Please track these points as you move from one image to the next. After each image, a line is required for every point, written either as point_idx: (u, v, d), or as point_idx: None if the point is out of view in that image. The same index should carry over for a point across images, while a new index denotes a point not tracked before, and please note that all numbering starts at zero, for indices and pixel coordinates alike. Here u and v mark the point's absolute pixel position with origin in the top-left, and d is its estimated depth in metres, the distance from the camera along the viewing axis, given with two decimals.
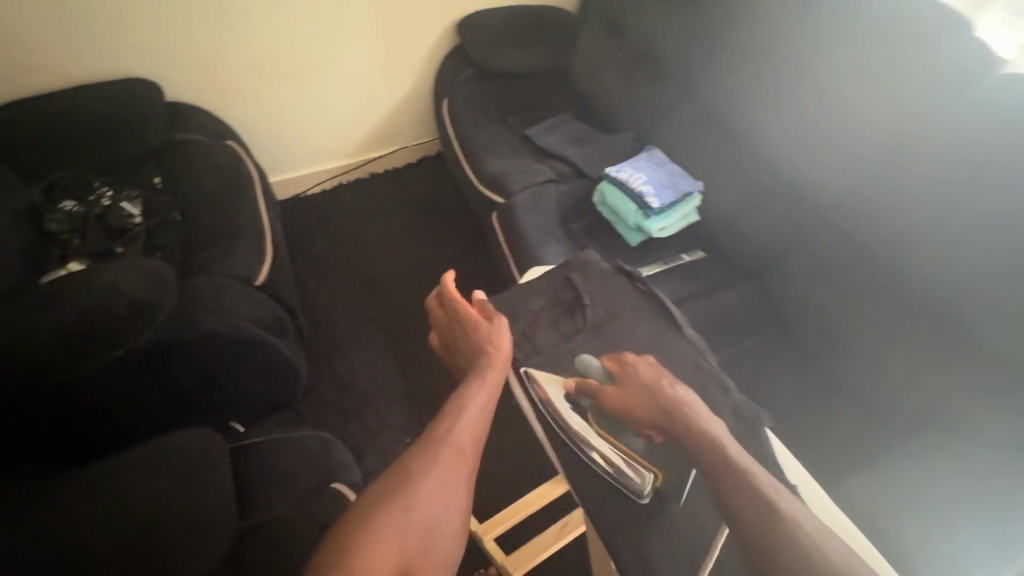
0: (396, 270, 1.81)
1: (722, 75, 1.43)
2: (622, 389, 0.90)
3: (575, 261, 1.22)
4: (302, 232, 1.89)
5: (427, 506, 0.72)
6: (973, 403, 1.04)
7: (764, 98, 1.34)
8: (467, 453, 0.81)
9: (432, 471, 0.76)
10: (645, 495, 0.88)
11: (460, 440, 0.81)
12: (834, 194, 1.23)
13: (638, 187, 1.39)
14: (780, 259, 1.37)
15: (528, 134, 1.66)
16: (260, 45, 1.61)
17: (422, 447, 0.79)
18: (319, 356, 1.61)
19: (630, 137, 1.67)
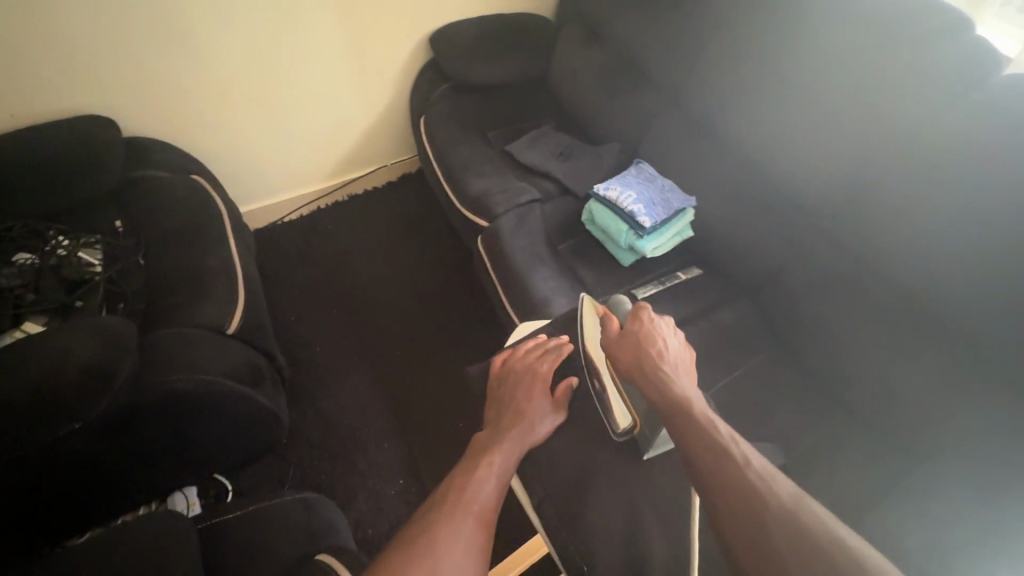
0: (380, 298, 1.74)
1: (709, 83, 1.36)
2: (621, 337, 0.95)
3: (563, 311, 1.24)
4: (279, 264, 1.81)
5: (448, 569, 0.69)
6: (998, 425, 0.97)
7: (755, 105, 1.27)
8: (487, 515, 0.79)
9: (448, 536, 0.73)
10: (617, 435, 1.03)
11: (479, 501, 0.80)
12: (834, 204, 1.17)
13: (628, 206, 1.32)
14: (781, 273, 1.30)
15: (510, 151, 1.59)
16: (221, 70, 1.52)
17: (441, 507, 0.78)
18: (304, 398, 1.54)
19: (617, 149, 1.61)
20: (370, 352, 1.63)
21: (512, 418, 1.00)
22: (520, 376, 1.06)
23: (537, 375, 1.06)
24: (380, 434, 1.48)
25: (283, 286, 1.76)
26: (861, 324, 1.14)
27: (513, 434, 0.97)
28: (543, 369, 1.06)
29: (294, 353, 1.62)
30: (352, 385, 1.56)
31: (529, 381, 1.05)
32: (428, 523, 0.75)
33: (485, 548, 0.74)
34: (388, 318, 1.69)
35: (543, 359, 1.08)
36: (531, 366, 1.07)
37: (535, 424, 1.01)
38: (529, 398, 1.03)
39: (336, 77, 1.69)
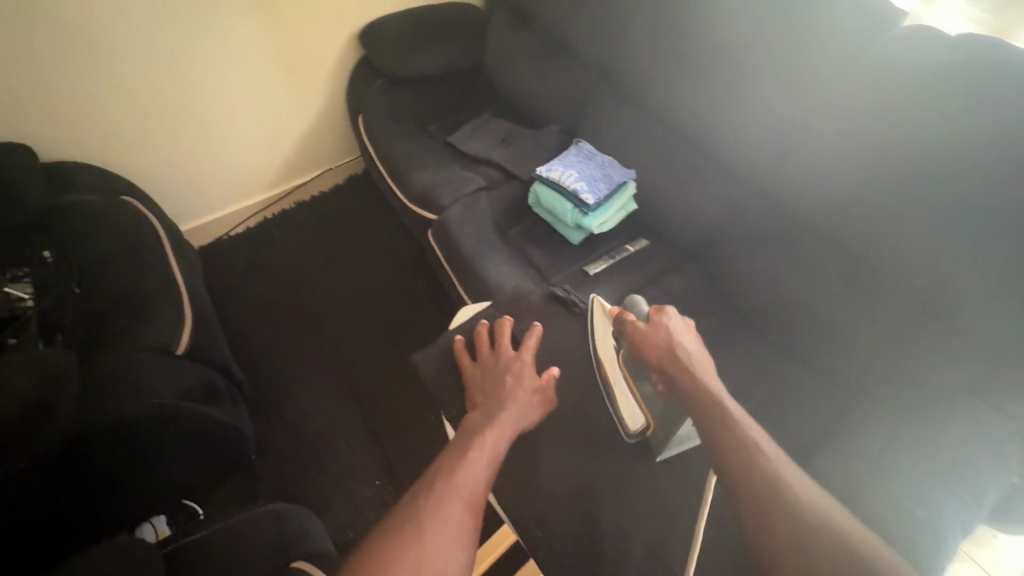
0: (337, 301, 1.72)
1: (639, 56, 1.39)
2: (646, 332, 0.99)
3: (505, 294, 1.27)
4: (227, 280, 1.76)
5: (434, 556, 0.71)
6: (919, 352, 1.06)
7: (680, 74, 1.31)
8: (478, 500, 0.81)
9: (439, 519, 0.75)
10: (631, 437, 1.03)
11: (469, 488, 0.81)
12: (759, 169, 1.24)
13: (571, 184, 1.35)
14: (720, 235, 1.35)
15: (451, 141, 1.59)
16: (141, 83, 1.45)
17: (430, 492, 0.79)
18: (268, 412, 1.51)
19: (556, 129, 1.63)
20: (333, 357, 1.61)
21: (504, 399, 1.00)
22: (505, 362, 1.07)
23: (521, 359, 1.07)
24: (350, 437, 1.47)
25: (234, 301, 1.71)
26: (799, 276, 1.20)
27: (505, 414, 0.97)
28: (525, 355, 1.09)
29: (254, 367, 1.58)
30: (317, 393, 1.54)
31: (516, 366, 1.06)
32: (415, 511, 0.76)
33: (470, 533, 0.76)
34: (349, 322, 1.67)
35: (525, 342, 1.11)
36: (515, 353, 1.09)
37: (530, 406, 1.02)
38: (518, 381, 1.04)
39: (267, 82, 1.65)
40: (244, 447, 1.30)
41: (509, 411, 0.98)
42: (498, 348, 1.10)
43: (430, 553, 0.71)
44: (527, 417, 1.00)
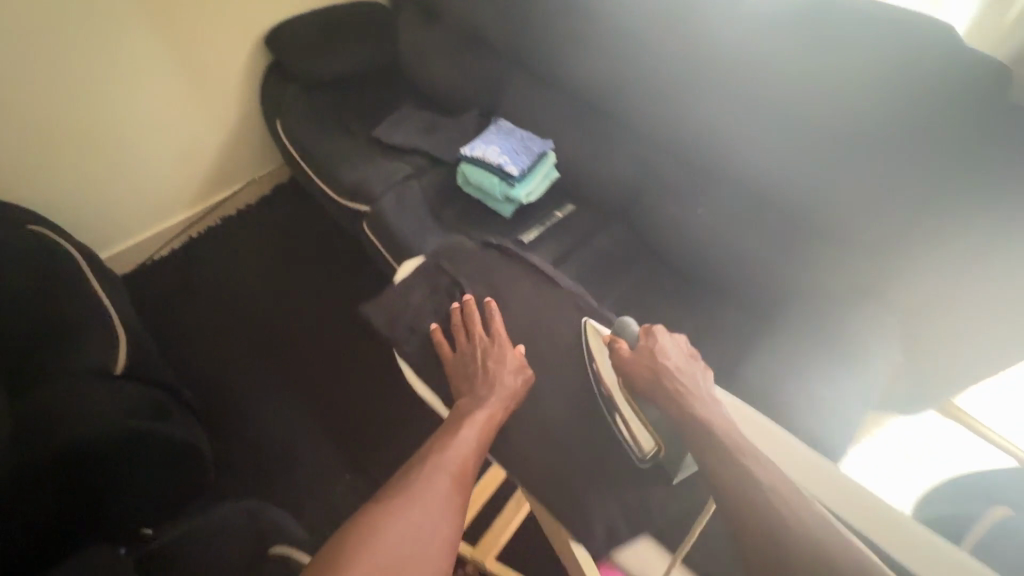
0: (280, 309, 1.70)
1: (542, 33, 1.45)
2: (634, 356, 0.97)
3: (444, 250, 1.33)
4: (155, 303, 1.69)
5: (424, 520, 0.82)
6: (814, 269, 1.22)
7: (585, 47, 1.40)
8: (463, 481, 0.90)
9: (426, 500, 0.85)
10: (646, 460, 0.98)
11: (456, 470, 0.90)
12: (662, 127, 1.36)
13: (495, 159, 1.43)
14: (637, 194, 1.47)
15: (376, 135, 1.60)
16: (35, 110, 1.37)
17: (424, 465, 0.90)
18: (222, 429, 1.48)
19: (476, 113, 1.70)
20: (282, 365, 1.59)
21: (486, 381, 1.03)
22: (482, 350, 1.09)
23: (497, 342, 1.10)
24: (312, 442, 1.47)
25: (167, 325, 1.66)
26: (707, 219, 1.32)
27: (493, 396, 1.01)
28: (505, 339, 1.10)
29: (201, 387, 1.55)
30: (270, 404, 1.52)
31: (494, 349, 1.09)
32: (411, 479, 0.88)
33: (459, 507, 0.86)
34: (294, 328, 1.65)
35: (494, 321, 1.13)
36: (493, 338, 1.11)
37: (511, 384, 1.04)
38: (501, 363, 1.07)
39: (173, 98, 1.60)
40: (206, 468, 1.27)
41: (496, 392, 1.02)
42: (474, 337, 1.11)
43: (420, 516, 0.82)
44: (512, 397, 1.03)
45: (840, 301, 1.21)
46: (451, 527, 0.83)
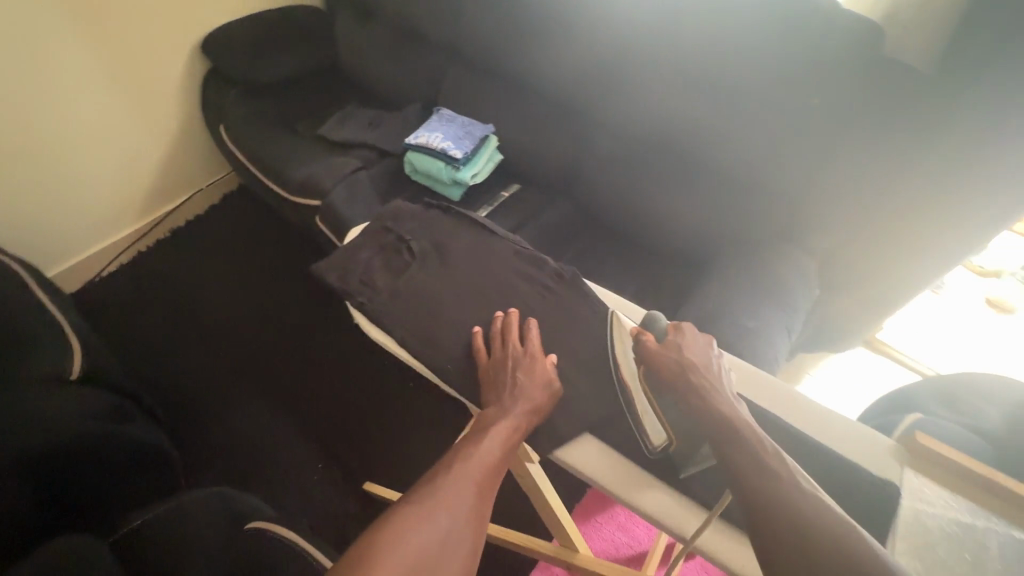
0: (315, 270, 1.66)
1: (620, 74, 1.30)
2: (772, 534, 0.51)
3: (387, 210, 0.97)
4: (209, 249, 1.77)
5: (441, 533, 0.55)
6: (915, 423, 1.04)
7: (663, 75, 1.22)
8: (488, 487, 0.62)
9: (447, 511, 0.57)
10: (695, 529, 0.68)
11: (484, 463, 0.63)
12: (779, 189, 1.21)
13: (438, 145, 1.41)
14: (719, 249, 1.32)
15: (448, 115, 1.51)
16: (19, 79, 1.32)
17: (432, 479, 0.61)
18: (224, 387, 1.49)
19: (503, 72, 1.50)
20: (297, 333, 1.58)
21: (506, 394, 0.71)
22: (512, 364, 0.73)
23: (530, 352, 0.75)
24: (304, 421, 1.43)
25: (212, 270, 1.71)
26: (781, 325, 1.11)
27: (518, 405, 0.70)
28: (538, 353, 0.76)
29: (219, 337, 1.58)
30: (276, 373, 1.51)
31: (525, 362, 0.74)
32: (417, 497, 0.58)
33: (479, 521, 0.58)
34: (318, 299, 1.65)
35: (537, 367, 0.74)
36: (524, 348, 0.76)
37: (541, 400, 0.71)
38: (531, 380, 0.73)
39: (141, 51, 1.52)
40: (168, 473, 1.22)
41: (520, 402, 0.70)
42: (524, 347, 0.75)
43: (431, 549, 0.53)
44: (538, 415, 0.70)
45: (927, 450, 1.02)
46: (465, 555, 0.55)
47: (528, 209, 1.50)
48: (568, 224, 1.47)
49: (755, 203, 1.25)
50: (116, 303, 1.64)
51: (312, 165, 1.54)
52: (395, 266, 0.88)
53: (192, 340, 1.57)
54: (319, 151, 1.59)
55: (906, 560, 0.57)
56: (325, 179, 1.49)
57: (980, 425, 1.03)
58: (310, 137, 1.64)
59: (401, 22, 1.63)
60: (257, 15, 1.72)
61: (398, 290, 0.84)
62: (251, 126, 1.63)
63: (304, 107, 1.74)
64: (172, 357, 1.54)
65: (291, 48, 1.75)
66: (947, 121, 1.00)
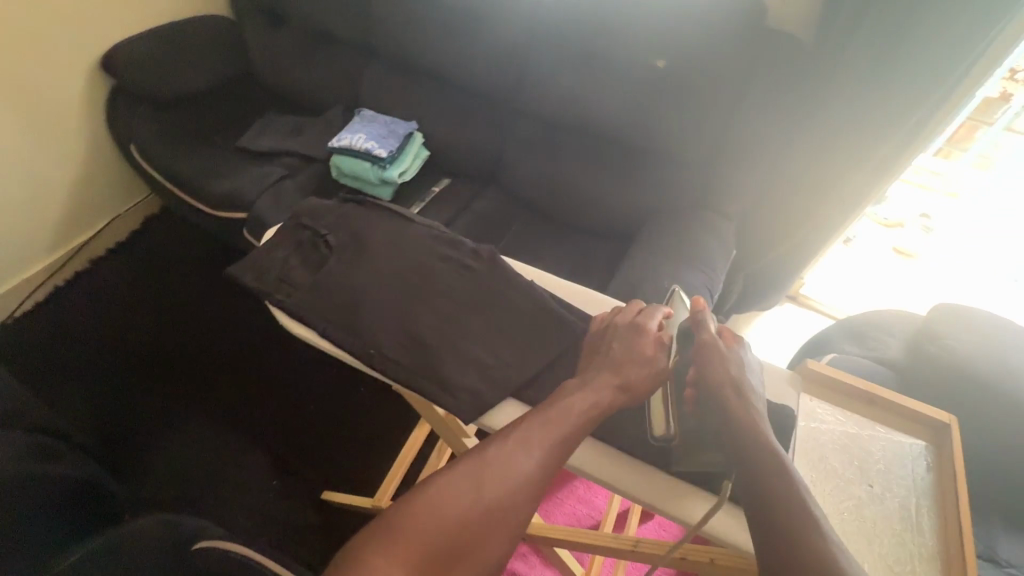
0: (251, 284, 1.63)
1: (536, 63, 1.33)
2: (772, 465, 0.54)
3: (303, 207, 0.96)
4: (129, 276, 1.69)
5: (493, 505, 0.55)
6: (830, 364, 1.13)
7: (574, 61, 1.28)
8: (556, 464, 0.59)
9: (504, 482, 0.56)
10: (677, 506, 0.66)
11: (557, 442, 0.60)
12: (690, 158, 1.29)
13: (362, 145, 1.40)
14: (644, 222, 1.38)
15: (369, 115, 1.51)
16: None
17: (490, 449, 0.59)
18: (159, 415, 1.43)
19: (421, 70, 1.52)
20: (234, 348, 1.55)
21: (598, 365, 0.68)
22: (625, 341, 0.70)
23: (649, 331, 0.70)
24: (253, 437, 1.40)
25: (136, 297, 1.64)
26: (703, 285, 1.17)
27: (609, 379, 0.65)
28: (649, 331, 0.70)
29: (153, 364, 1.51)
30: (215, 393, 1.47)
31: (637, 338, 0.70)
32: (468, 466, 0.57)
33: (534, 501, 0.56)
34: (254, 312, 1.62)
35: (646, 345, 0.69)
36: (645, 327, 0.71)
37: (635, 380, 0.66)
38: (629, 354, 0.68)
39: (33, 72, 1.43)
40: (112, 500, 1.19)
41: (605, 374, 0.67)
42: (635, 318, 0.73)
43: (473, 521, 0.54)
44: (627, 395, 0.65)
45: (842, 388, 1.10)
46: (512, 532, 0.55)
47: (458, 201, 1.51)
48: (500, 213, 1.49)
49: (671, 175, 1.32)
50: (34, 341, 1.53)
51: (233, 178, 1.49)
52: (315, 263, 0.88)
53: (123, 369, 1.50)
54: (239, 163, 1.54)
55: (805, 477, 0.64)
56: (248, 191, 1.45)
57: (886, 359, 1.13)
58: (229, 150, 1.59)
59: (316, 26, 1.60)
60: (160, 28, 1.65)
61: (319, 286, 0.84)
62: (165, 143, 1.57)
63: (219, 119, 1.68)
64: (100, 390, 1.46)
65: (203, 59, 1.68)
66: (833, 75, 1.10)
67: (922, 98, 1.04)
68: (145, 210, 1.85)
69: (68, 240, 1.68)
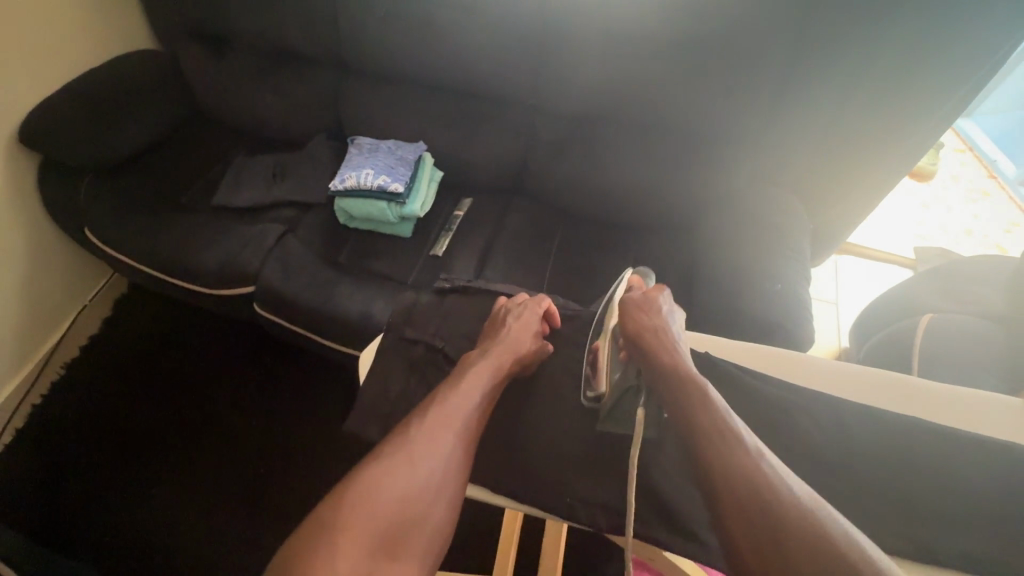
0: (279, 363, 1.46)
1: (555, 53, 1.16)
2: (647, 353, 0.72)
3: (398, 312, 0.86)
4: (120, 376, 1.45)
5: (425, 477, 0.61)
6: (944, 330, 1.06)
7: (596, 46, 1.12)
8: (471, 432, 0.67)
9: (429, 453, 0.63)
10: None
11: (462, 414, 0.68)
12: (747, 134, 1.16)
13: (373, 183, 1.23)
14: (700, 210, 1.26)
15: (361, 142, 1.35)
16: None
17: (405, 429, 0.65)
18: (205, 534, 1.24)
19: (413, 82, 1.32)
20: (276, 436, 1.36)
21: (499, 338, 0.78)
22: (501, 318, 0.82)
23: (522, 303, 0.84)
24: None
25: (138, 398, 1.41)
26: (799, 274, 1.08)
27: (500, 349, 0.76)
28: (530, 311, 0.82)
29: (181, 473, 1.31)
30: (270, 494, 1.29)
31: (518, 308, 0.83)
32: (394, 444, 0.64)
33: (460, 468, 0.64)
34: (287, 388, 1.43)
35: (519, 317, 0.81)
36: (523, 302, 0.84)
37: (531, 350, 0.78)
38: (517, 331, 0.79)
39: None
40: None
41: (503, 347, 0.77)
42: (524, 299, 0.85)
43: (417, 490, 0.60)
44: (527, 363, 0.78)
45: (958, 350, 1.03)
46: (449, 499, 0.62)
47: (488, 222, 1.35)
48: (539, 227, 1.34)
49: (726, 154, 1.20)
50: (39, 479, 1.29)
51: (224, 247, 1.27)
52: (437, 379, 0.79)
53: (147, 487, 1.29)
54: (225, 227, 1.32)
55: None
56: (250, 260, 1.24)
57: (988, 309, 1.09)
58: (209, 215, 1.36)
59: (273, 46, 1.35)
60: (78, 80, 1.35)
61: None
62: (126, 220, 1.31)
63: (182, 177, 1.43)
64: (131, 516, 1.26)
65: (146, 111, 1.41)
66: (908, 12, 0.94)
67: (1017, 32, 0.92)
68: (112, 296, 1.58)
69: (30, 354, 1.41)
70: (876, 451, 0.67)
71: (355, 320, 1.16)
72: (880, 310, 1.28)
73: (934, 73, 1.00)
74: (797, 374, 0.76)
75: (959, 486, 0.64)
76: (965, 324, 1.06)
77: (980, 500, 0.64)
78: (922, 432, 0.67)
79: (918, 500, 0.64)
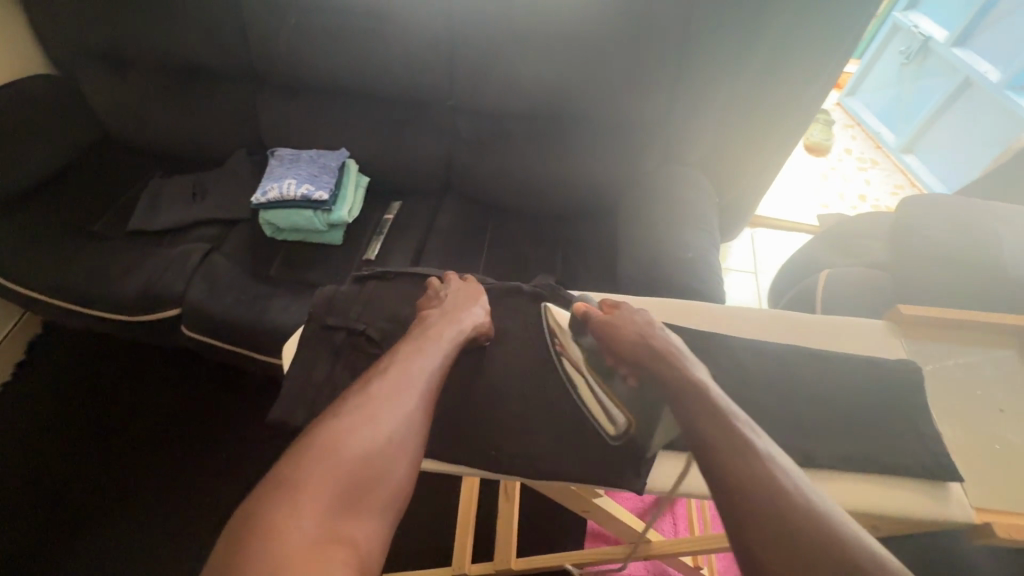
0: (216, 383, 1.43)
1: (467, 54, 1.19)
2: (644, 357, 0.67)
3: (318, 303, 0.87)
4: (37, 418, 1.35)
5: (385, 438, 0.61)
6: (839, 283, 1.18)
7: (508, 45, 1.16)
8: (431, 393, 0.68)
9: (387, 415, 0.63)
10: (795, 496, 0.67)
11: (420, 376, 0.68)
12: (654, 116, 1.24)
13: (296, 192, 1.23)
14: (618, 192, 1.33)
15: (281, 153, 1.34)
16: None
17: (364, 393, 0.65)
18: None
19: (330, 91, 1.33)
20: (216, 457, 1.32)
21: (456, 310, 0.81)
22: (443, 296, 0.85)
23: (463, 283, 0.89)
24: None
25: (65, 440, 1.33)
26: (708, 243, 1.18)
27: (456, 322, 0.78)
28: (476, 291, 0.87)
29: (113, 510, 1.24)
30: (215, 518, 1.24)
31: (462, 287, 0.88)
32: (353, 406, 0.63)
33: (422, 428, 0.64)
34: (227, 413, 1.38)
35: (466, 294, 0.85)
36: (460, 284, 0.89)
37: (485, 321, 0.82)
38: (465, 305, 0.83)
39: None
40: None
41: (464, 318, 0.80)
42: (461, 279, 0.90)
43: (378, 451, 0.60)
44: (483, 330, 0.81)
45: (851, 300, 1.15)
46: (411, 459, 0.61)
47: (418, 222, 1.38)
48: (469, 223, 1.38)
49: (636, 136, 1.27)
50: None
51: (141, 268, 1.23)
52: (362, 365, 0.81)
53: (78, 530, 1.21)
54: (143, 250, 1.28)
55: (949, 431, 0.73)
56: (170, 278, 1.21)
57: (876, 261, 1.22)
58: (123, 237, 1.31)
59: (179, 63, 1.32)
60: None
61: None
62: (31, 249, 1.24)
63: (92, 202, 1.37)
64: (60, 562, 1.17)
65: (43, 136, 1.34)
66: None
67: (867, 12, 1.05)
68: (24, 334, 1.46)
69: None
70: (770, 378, 0.74)
71: (286, 327, 1.15)
72: (788, 272, 1.41)
73: (805, 50, 1.11)
74: (693, 320, 0.83)
75: (842, 402, 0.72)
76: (856, 276, 1.18)
77: (862, 413, 0.71)
78: (805, 358, 0.76)
79: (806, 417, 0.71)
